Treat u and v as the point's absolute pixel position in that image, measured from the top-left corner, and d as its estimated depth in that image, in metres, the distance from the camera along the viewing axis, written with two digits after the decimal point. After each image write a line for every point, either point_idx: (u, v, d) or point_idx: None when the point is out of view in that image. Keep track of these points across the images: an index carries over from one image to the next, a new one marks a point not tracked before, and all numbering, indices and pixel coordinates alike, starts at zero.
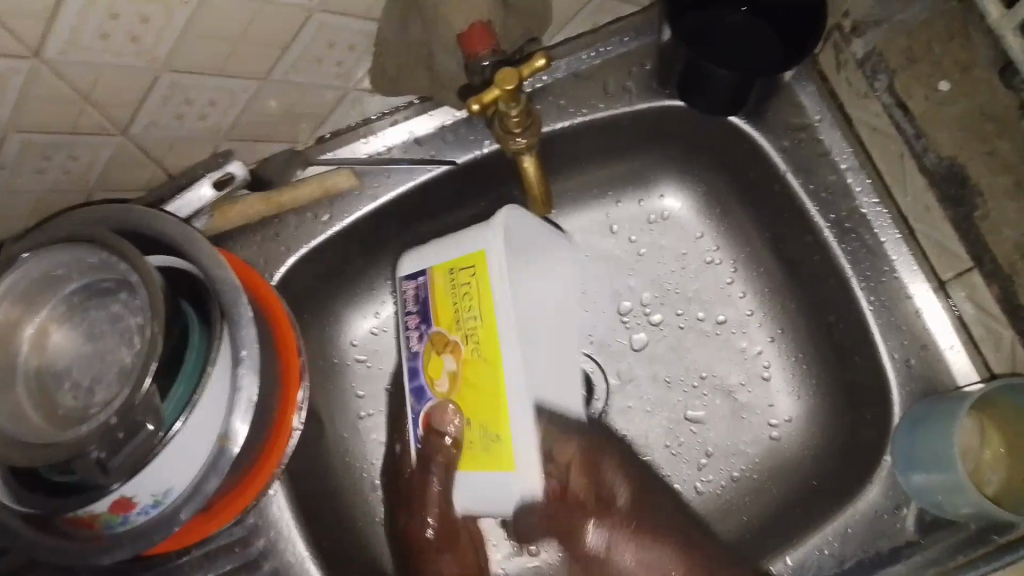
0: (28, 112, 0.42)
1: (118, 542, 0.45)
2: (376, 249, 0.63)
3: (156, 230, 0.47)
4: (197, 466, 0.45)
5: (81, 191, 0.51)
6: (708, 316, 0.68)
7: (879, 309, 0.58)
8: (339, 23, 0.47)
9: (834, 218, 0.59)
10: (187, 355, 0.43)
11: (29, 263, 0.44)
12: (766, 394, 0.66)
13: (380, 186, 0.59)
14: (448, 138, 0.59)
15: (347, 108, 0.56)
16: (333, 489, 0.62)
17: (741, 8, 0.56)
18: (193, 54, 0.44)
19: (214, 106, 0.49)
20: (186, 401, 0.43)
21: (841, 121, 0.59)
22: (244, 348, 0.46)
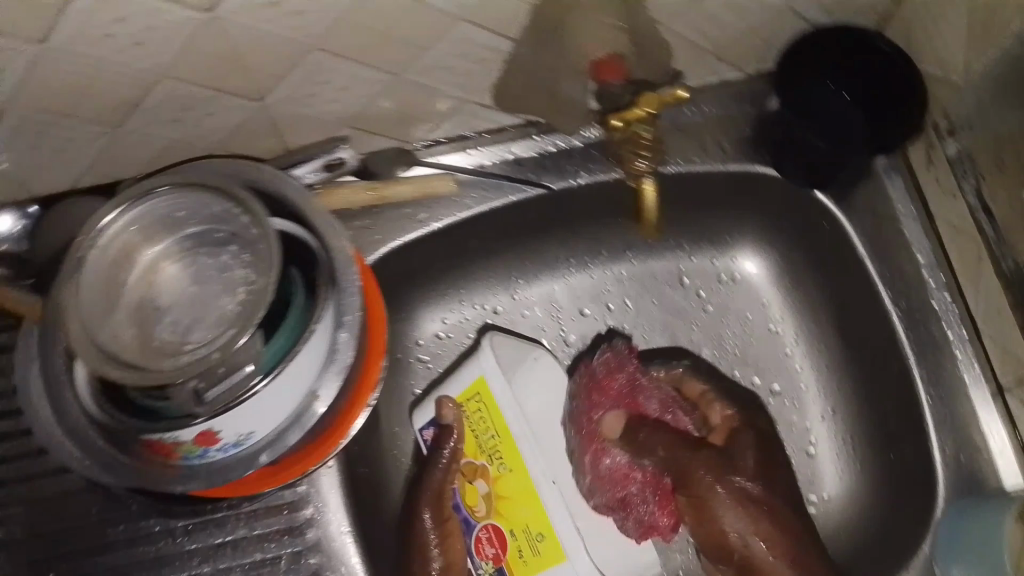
0: (186, 62, 0.46)
1: (193, 472, 0.49)
2: (459, 254, 0.66)
3: (280, 192, 0.52)
4: (279, 420, 0.48)
5: (207, 148, 0.56)
6: (763, 384, 0.69)
7: (936, 403, 0.59)
8: (480, 36, 0.50)
9: (905, 306, 0.61)
10: (290, 311, 0.46)
11: (160, 198, 0.47)
12: (810, 470, 0.67)
13: (477, 197, 0.63)
14: (548, 165, 0.63)
15: (460, 120, 0.60)
16: (375, 478, 0.65)
17: (846, 94, 0.59)
18: (345, 38, 0.47)
19: (346, 91, 0.53)
20: (288, 346, 0.46)
21: (923, 217, 0.61)
22: (348, 313, 0.50)
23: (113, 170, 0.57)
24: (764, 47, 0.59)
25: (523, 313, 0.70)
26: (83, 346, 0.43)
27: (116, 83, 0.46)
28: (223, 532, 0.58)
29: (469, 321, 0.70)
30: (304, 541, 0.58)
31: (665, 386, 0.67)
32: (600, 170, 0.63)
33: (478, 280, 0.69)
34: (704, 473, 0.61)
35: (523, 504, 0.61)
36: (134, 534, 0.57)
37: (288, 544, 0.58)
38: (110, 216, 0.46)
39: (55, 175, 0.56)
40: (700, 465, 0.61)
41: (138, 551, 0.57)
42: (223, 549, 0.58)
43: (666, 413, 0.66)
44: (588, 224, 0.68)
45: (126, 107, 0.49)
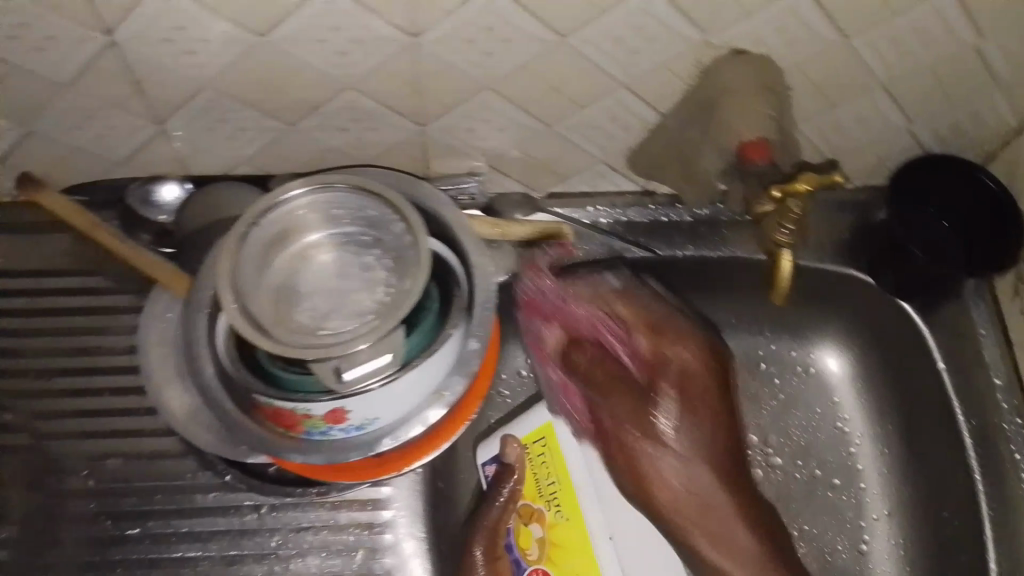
0: (375, 80, 0.67)
1: (311, 447, 0.69)
2: None
3: (442, 219, 0.73)
4: (401, 415, 0.69)
5: (363, 159, 0.78)
6: (824, 477, 0.77)
7: (996, 516, 0.64)
8: (633, 102, 0.69)
9: (976, 422, 0.66)
10: (425, 321, 0.67)
11: (335, 191, 0.65)
12: (862, 567, 0.74)
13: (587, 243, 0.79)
14: (662, 235, 0.81)
15: (587, 176, 0.79)
16: (446, 493, 0.81)
17: (943, 222, 0.68)
18: (515, 84, 0.68)
19: (500, 132, 0.74)
20: (421, 346, 0.66)
21: (1002, 340, 0.67)
22: (473, 336, 0.69)
23: (273, 165, 0.78)
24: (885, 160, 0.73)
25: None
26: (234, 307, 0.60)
27: (310, 85, 0.67)
28: (304, 515, 0.76)
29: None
30: (381, 541, 0.77)
31: (600, 308, 0.75)
32: (704, 247, 0.80)
33: None
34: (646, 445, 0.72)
35: (570, 550, 0.72)
36: (224, 502, 0.76)
37: (369, 539, 0.77)
38: (297, 191, 0.64)
39: (218, 159, 0.76)
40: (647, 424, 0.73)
41: (226, 520, 0.76)
42: (304, 530, 0.76)
43: (597, 326, 0.75)
44: (698, 287, 0.82)
45: (314, 106, 0.70)
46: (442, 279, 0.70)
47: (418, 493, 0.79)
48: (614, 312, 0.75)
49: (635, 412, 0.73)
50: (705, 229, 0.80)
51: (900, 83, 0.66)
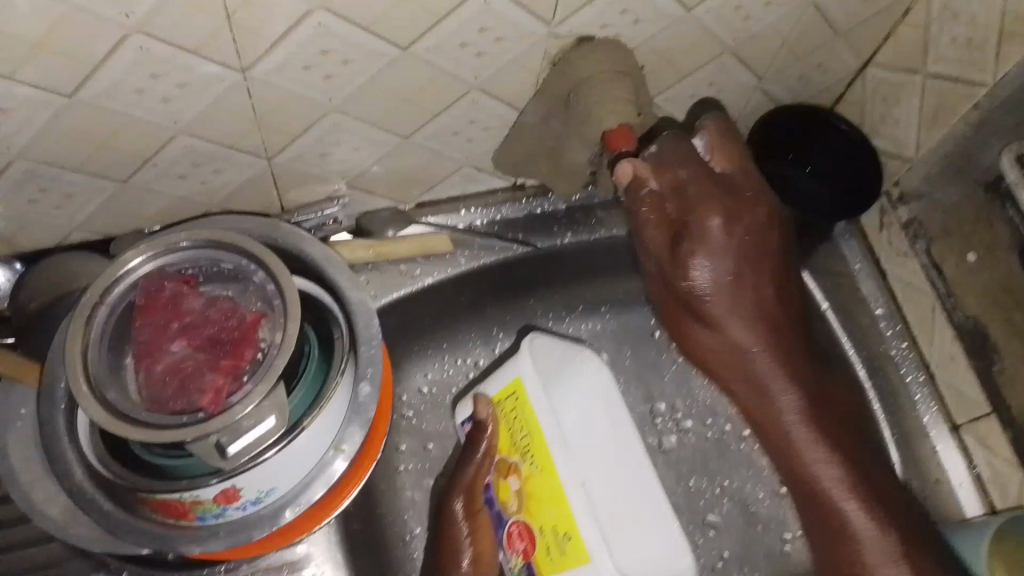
0: (205, 122, 0.64)
1: (210, 534, 0.60)
2: (445, 312, 0.85)
3: (294, 246, 0.66)
4: (301, 477, 0.61)
5: (206, 205, 0.74)
6: (733, 430, 0.91)
7: (898, 440, 0.81)
8: (487, 101, 0.70)
9: (866, 355, 0.83)
10: (306, 368, 0.61)
11: (184, 249, 0.64)
12: (784, 510, 0.88)
13: (466, 253, 0.82)
14: (537, 227, 0.85)
15: (451, 181, 0.81)
16: (366, 530, 0.80)
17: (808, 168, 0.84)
18: (360, 103, 0.66)
19: (355, 152, 0.73)
20: (309, 401, 0.60)
21: (875, 274, 0.84)
22: (366, 372, 0.64)
23: (110, 227, 0.73)
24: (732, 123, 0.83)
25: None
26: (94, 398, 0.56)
27: (131, 136, 0.63)
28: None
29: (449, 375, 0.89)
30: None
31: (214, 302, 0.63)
32: (581, 231, 0.85)
33: (461, 340, 0.89)
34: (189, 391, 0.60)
35: (551, 505, 0.73)
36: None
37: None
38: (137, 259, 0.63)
39: (48, 231, 0.71)
40: (183, 384, 0.60)
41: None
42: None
43: (218, 326, 0.62)
44: (581, 277, 0.90)
45: (140, 160, 0.66)
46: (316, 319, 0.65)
47: (339, 545, 0.78)
48: (212, 303, 0.63)
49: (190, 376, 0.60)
50: (581, 216, 0.86)
51: (745, 48, 0.71)
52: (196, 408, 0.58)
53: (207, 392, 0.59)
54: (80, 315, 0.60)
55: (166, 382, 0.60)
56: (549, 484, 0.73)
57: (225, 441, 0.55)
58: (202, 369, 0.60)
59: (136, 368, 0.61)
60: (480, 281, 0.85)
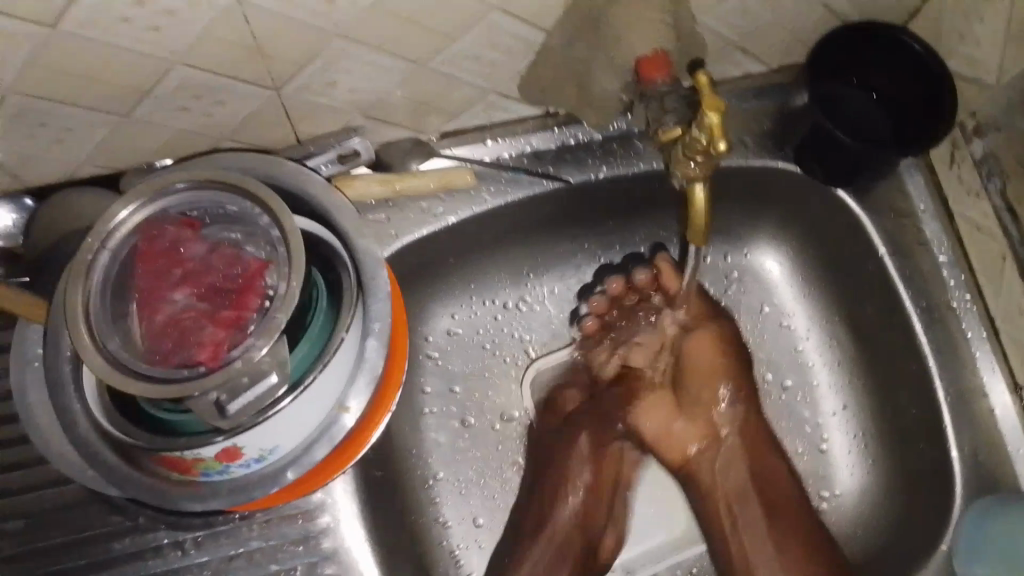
0: (200, 52, 0.58)
1: (214, 492, 0.61)
2: (467, 252, 0.83)
3: (306, 188, 0.65)
4: (310, 429, 0.61)
5: (215, 138, 0.70)
6: (777, 379, 0.87)
7: (954, 400, 0.75)
8: (509, 24, 0.63)
9: (925, 304, 0.77)
10: (313, 320, 0.59)
11: (182, 192, 0.60)
12: (827, 465, 0.85)
13: (492, 187, 0.78)
14: (568, 159, 0.79)
15: (474, 111, 0.75)
16: (387, 478, 0.79)
17: (874, 94, 0.75)
18: (369, 26, 0.60)
19: (368, 80, 0.67)
20: (314, 356, 0.58)
21: (941, 215, 0.76)
22: (376, 322, 0.62)
23: (118, 159, 0.69)
24: (790, 42, 0.73)
25: (535, 306, 0.89)
26: (96, 348, 0.55)
27: (127, 68, 0.58)
28: (234, 543, 0.71)
29: (478, 315, 0.88)
30: (321, 551, 0.72)
31: (216, 245, 0.60)
32: (618, 164, 0.79)
33: (488, 279, 0.87)
34: (187, 342, 0.57)
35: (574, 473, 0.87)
36: (142, 544, 0.69)
37: (308, 553, 0.71)
38: (127, 212, 0.59)
39: (52, 168, 0.68)
40: (185, 336, 0.57)
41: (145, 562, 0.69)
42: (236, 557, 0.70)
43: (221, 274, 0.59)
44: (615, 216, 0.85)
45: (140, 93, 0.61)
46: (323, 263, 0.63)
47: (355, 495, 0.74)
48: (215, 248, 0.60)
49: (190, 328, 0.58)
50: (619, 145, 0.79)
51: None
52: (195, 362, 0.56)
53: (205, 345, 0.56)
54: (81, 263, 0.57)
55: (166, 334, 0.58)
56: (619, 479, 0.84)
57: (225, 399, 0.54)
58: (203, 321, 0.58)
59: (140, 316, 0.59)
60: (507, 222, 0.81)
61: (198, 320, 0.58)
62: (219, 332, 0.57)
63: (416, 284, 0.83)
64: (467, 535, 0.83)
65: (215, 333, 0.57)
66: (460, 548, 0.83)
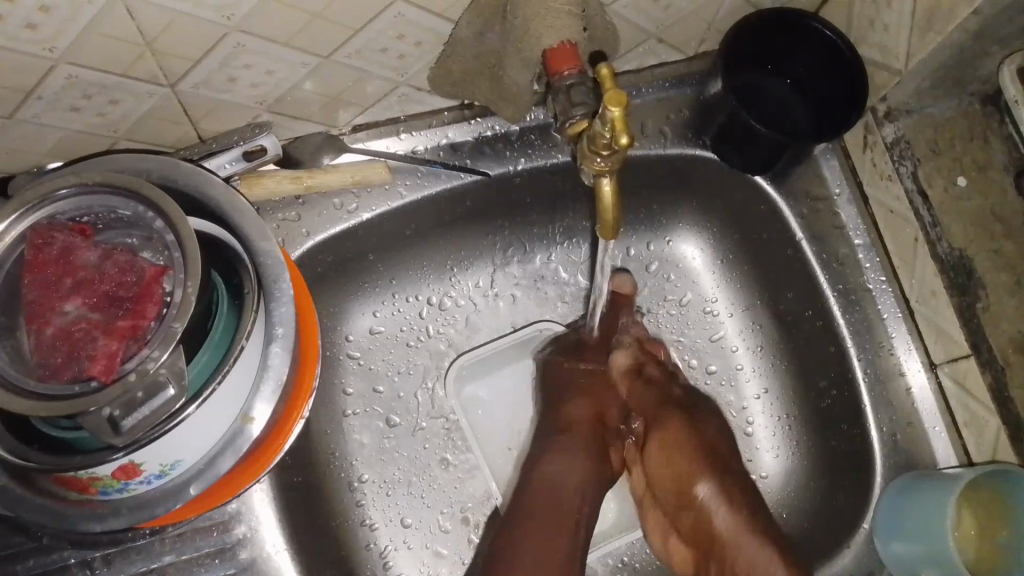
0: (83, 51, 0.55)
1: (115, 509, 0.59)
2: (385, 249, 0.81)
3: (205, 189, 0.62)
4: (214, 440, 0.59)
5: (110, 138, 0.66)
6: (700, 364, 0.88)
7: (873, 381, 0.76)
8: (415, 15, 0.61)
9: (842, 287, 0.77)
10: (214, 326, 0.57)
11: (64, 199, 0.58)
12: (751, 449, 0.85)
13: (409, 182, 0.77)
14: (486, 151, 0.77)
15: (386, 105, 0.73)
16: (308, 483, 0.77)
17: (787, 80, 0.75)
18: (264, 21, 0.57)
19: (269, 75, 0.64)
20: (215, 364, 0.56)
21: (857, 199, 0.77)
22: (279, 327, 0.61)
23: (5, 163, 0.65)
24: (705, 29, 0.72)
25: (460, 301, 0.88)
26: None
27: (4, 70, 0.54)
28: (147, 559, 0.69)
29: (402, 312, 0.86)
30: (238, 562, 0.70)
31: (107, 250, 0.57)
32: (536, 156, 0.78)
33: (409, 275, 0.85)
34: (80, 355, 0.53)
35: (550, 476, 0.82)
36: (48, 564, 0.67)
37: (224, 564, 0.70)
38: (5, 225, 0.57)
39: None
40: (77, 348, 0.54)
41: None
42: (150, 573, 0.69)
43: (113, 280, 0.56)
44: (537, 208, 0.84)
45: (22, 95, 0.57)
46: (223, 267, 0.60)
47: (273, 501, 0.72)
48: (106, 253, 0.57)
49: (82, 340, 0.54)
50: (537, 136, 0.78)
51: None
52: (87, 376, 0.52)
53: (96, 358, 0.53)
54: None
55: (56, 347, 0.54)
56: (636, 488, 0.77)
57: (118, 416, 0.51)
58: (94, 331, 0.54)
59: (28, 330, 0.55)
60: (425, 216, 0.79)
61: (91, 331, 0.54)
62: (112, 341, 0.53)
63: (334, 284, 0.81)
64: (394, 536, 0.82)
65: (108, 343, 0.53)
66: (389, 549, 0.82)
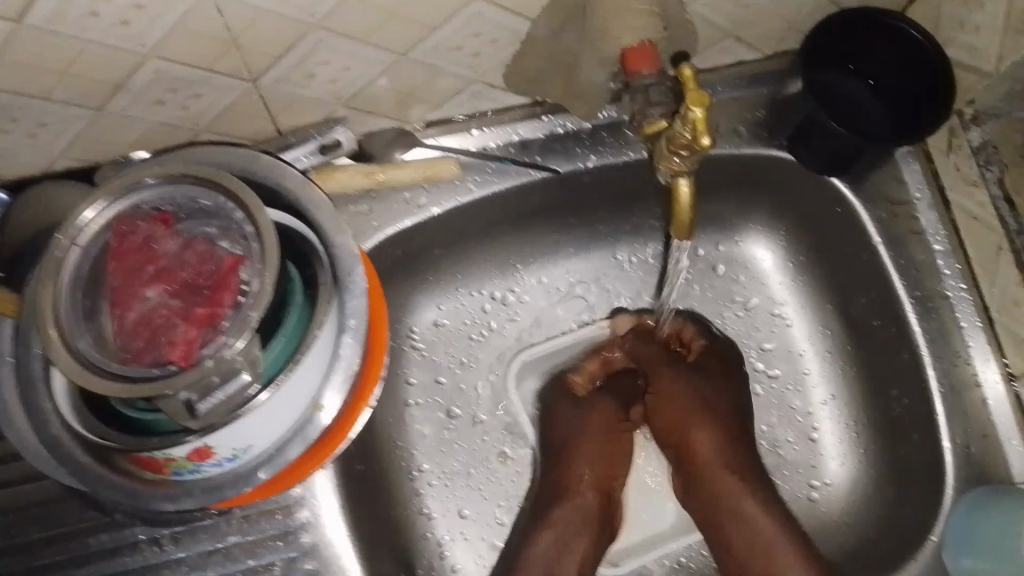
0: (170, 47, 0.56)
1: (187, 492, 0.62)
2: (452, 244, 0.82)
3: (281, 181, 0.64)
4: (284, 427, 0.61)
5: (193, 130, 0.68)
6: (766, 367, 0.86)
7: (947, 393, 0.74)
8: (492, 14, 0.61)
9: (920, 295, 0.75)
10: (289, 316, 0.58)
11: (150, 188, 0.59)
12: (816, 456, 0.84)
13: (477, 178, 0.77)
14: (555, 148, 0.77)
15: (459, 102, 0.73)
16: (370, 472, 0.78)
17: (869, 81, 0.73)
18: (345, 18, 0.58)
19: (346, 72, 0.65)
20: (289, 353, 0.58)
21: (938, 203, 0.74)
22: (352, 320, 0.62)
23: (92, 152, 0.68)
24: (785, 28, 0.71)
25: (524, 297, 0.88)
26: (69, 353, 0.54)
27: (97, 64, 0.56)
28: (213, 538, 0.71)
29: (466, 306, 0.87)
30: (300, 545, 0.72)
31: (188, 240, 0.59)
32: (605, 153, 0.77)
33: (474, 270, 0.86)
34: (160, 341, 0.56)
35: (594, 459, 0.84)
36: (119, 540, 0.70)
37: (287, 548, 0.72)
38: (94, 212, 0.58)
39: (25, 162, 0.67)
40: (157, 334, 0.56)
41: (122, 559, 0.70)
42: (215, 553, 0.71)
43: (193, 270, 0.58)
44: (603, 206, 0.84)
45: (112, 88, 0.59)
46: (301, 260, 0.62)
47: (337, 488, 0.74)
48: (188, 243, 0.59)
49: (163, 327, 0.57)
50: (608, 134, 0.77)
51: None
52: (167, 361, 0.55)
53: (176, 345, 0.54)
54: (51, 261, 0.57)
55: (138, 332, 0.57)
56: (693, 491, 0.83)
57: (195, 399, 0.53)
58: (174, 318, 0.57)
59: (112, 314, 0.58)
60: (492, 213, 0.80)
61: (172, 317, 0.57)
62: (191, 330, 0.55)
63: (400, 278, 0.82)
64: (451, 526, 0.83)
65: (187, 330, 0.55)
66: (446, 539, 0.82)
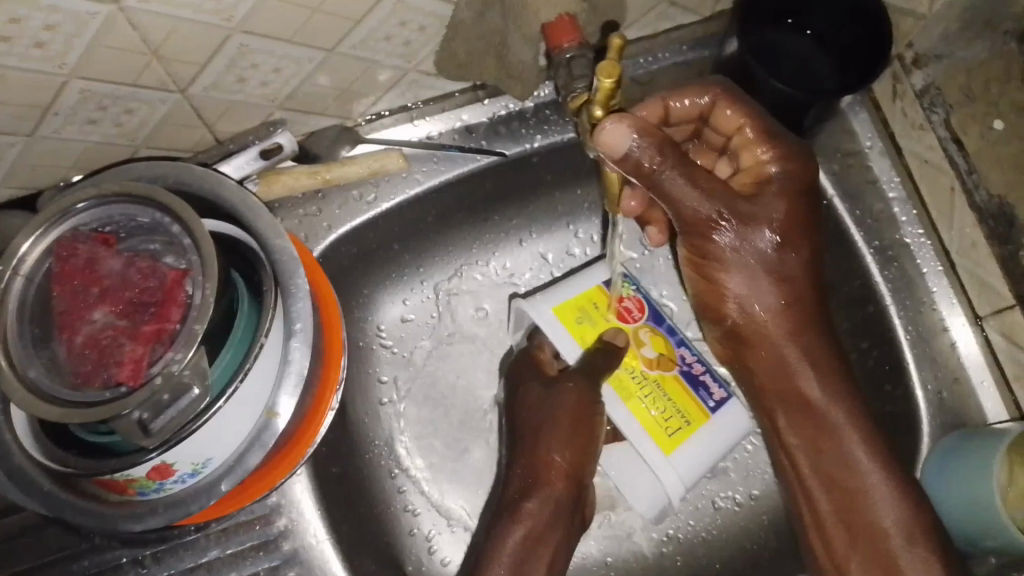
0: (90, 65, 0.56)
1: (152, 510, 0.61)
2: (410, 236, 0.81)
3: (216, 192, 0.63)
4: (242, 438, 0.60)
5: (131, 146, 0.68)
6: None
7: (916, 340, 0.74)
8: (415, 1, 0.60)
9: (879, 245, 0.74)
10: (237, 324, 0.58)
11: (84, 211, 0.59)
12: None
13: (425, 169, 0.77)
14: (501, 131, 0.77)
15: (398, 92, 0.73)
16: (348, 473, 0.78)
17: (807, 32, 0.73)
18: (263, 19, 0.57)
19: (276, 73, 0.64)
20: (238, 360, 0.57)
21: (889, 149, 0.74)
22: (298, 321, 0.62)
23: (32, 178, 0.67)
24: None
25: (488, 284, 0.87)
26: (15, 382, 0.53)
27: (18, 89, 0.55)
28: (195, 554, 0.71)
29: (431, 298, 0.86)
30: (282, 553, 0.72)
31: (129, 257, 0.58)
32: (552, 132, 0.77)
33: (435, 261, 0.85)
34: (108, 360, 0.55)
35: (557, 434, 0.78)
36: (102, 563, 0.70)
37: (269, 557, 0.72)
38: (31, 241, 0.58)
39: None
40: (105, 355, 0.55)
41: None
42: (199, 568, 0.71)
43: (134, 286, 0.57)
44: (556, 184, 0.83)
45: (41, 111, 0.59)
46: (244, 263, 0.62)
47: (313, 493, 0.73)
48: (128, 260, 0.58)
49: (109, 347, 0.56)
50: (552, 112, 0.77)
51: None
52: (117, 382, 0.54)
53: (124, 364, 0.54)
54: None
55: (87, 355, 0.56)
56: (679, 432, 0.74)
57: (148, 418, 0.52)
58: (120, 338, 0.56)
59: (60, 340, 0.56)
60: (443, 203, 0.79)
61: (118, 336, 0.56)
62: (139, 348, 0.55)
63: (361, 273, 0.81)
64: (437, 519, 0.83)
65: (135, 347, 0.55)
66: (432, 532, 0.82)
